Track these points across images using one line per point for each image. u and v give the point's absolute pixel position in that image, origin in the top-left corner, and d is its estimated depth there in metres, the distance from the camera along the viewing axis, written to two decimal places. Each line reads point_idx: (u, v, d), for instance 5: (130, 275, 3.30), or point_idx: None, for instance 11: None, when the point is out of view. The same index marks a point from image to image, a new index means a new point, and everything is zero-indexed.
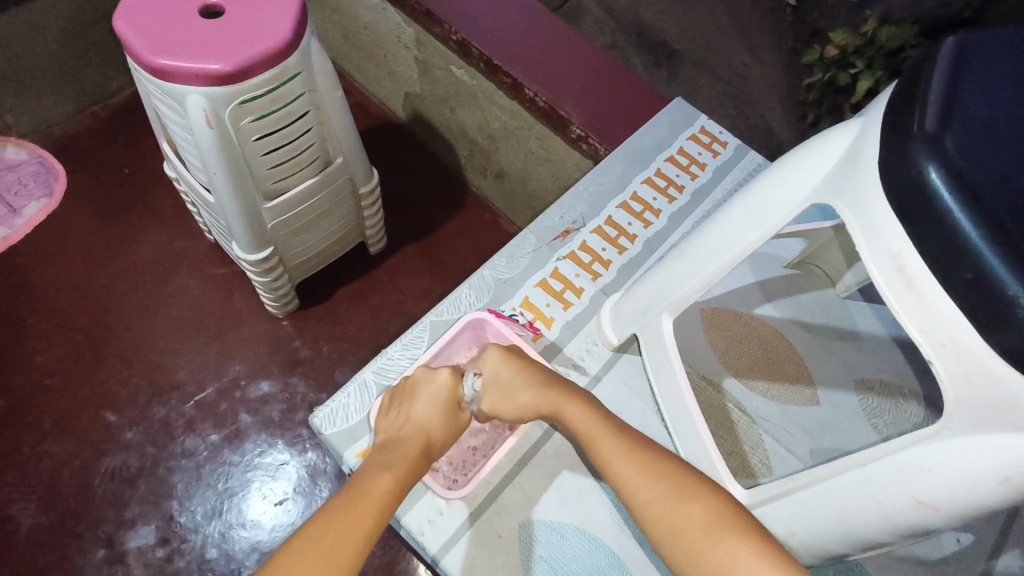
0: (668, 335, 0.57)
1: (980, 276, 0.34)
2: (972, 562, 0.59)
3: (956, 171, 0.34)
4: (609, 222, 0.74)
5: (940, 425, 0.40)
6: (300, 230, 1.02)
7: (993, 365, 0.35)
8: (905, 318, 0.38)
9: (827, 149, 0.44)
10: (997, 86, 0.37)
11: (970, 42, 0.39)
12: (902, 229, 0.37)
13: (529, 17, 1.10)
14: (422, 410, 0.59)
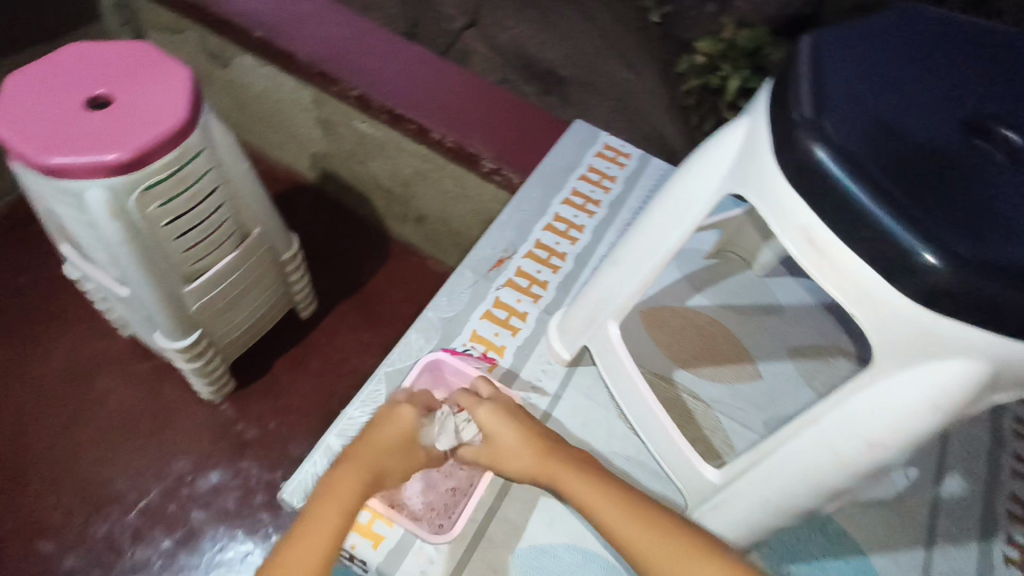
0: (616, 340, 0.60)
1: (873, 231, 0.38)
2: (920, 492, 0.65)
3: (836, 148, 0.39)
4: (538, 245, 0.76)
5: (874, 364, 0.43)
6: (226, 308, 0.99)
7: (904, 308, 0.39)
8: (823, 279, 0.42)
9: (720, 150, 0.48)
10: (855, 74, 0.43)
11: (823, 40, 0.44)
12: (804, 204, 0.41)
13: (422, 64, 1.14)
14: (376, 442, 0.57)
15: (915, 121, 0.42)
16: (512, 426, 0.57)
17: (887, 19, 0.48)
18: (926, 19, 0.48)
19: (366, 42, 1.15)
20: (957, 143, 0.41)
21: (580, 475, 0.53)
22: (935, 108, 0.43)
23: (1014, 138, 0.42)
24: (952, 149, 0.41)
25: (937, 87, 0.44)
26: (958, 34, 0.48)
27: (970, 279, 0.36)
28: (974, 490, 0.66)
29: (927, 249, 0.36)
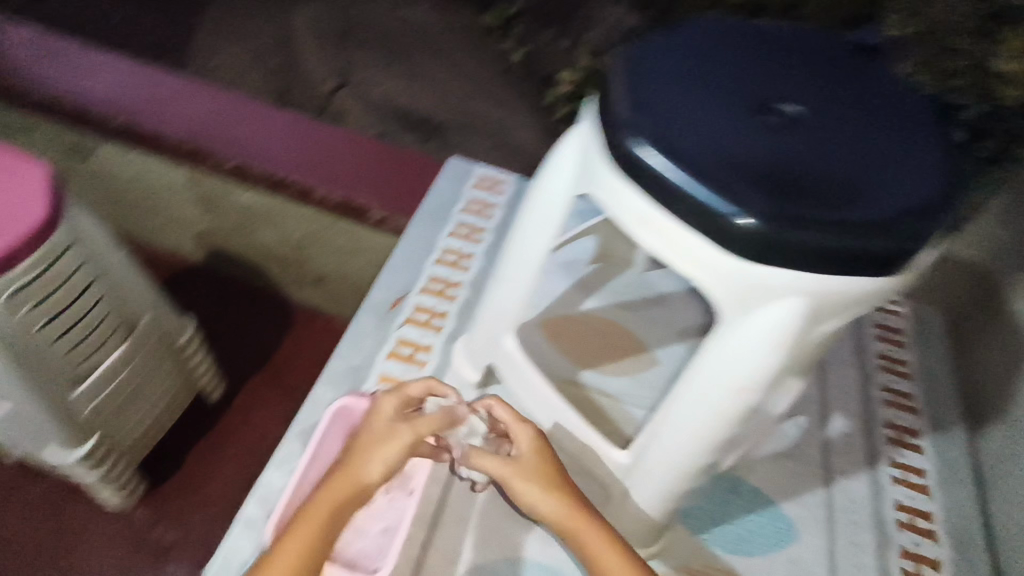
0: (513, 351, 0.62)
1: (696, 204, 0.39)
2: (811, 437, 0.72)
3: (649, 138, 0.41)
4: (432, 278, 0.78)
5: (719, 318, 0.43)
6: (124, 405, 0.95)
7: (730, 260, 0.40)
8: (660, 250, 0.42)
9: (562, 160, 0.50)
10: (660, 77, 0.46)
11: (628, 55, 0.48)
12: (634, 185, 0.42)
13: (295, 128, 1.16)
14: (370, 443, 0.51)
15: (711, 108, 0.44)
16: (538, 458, 0.53)
17: (669, 34, 0.51)
18: (707, 28, 0.52)
19: (236, 115, 1.16)
20: (750, 121, 0.44)
21: (596, 528, 0.50)
22: (726, 95, 0.45)
23: (792, 111, 0.45)
24: (748, 128, 0.43)
25: (727, 77, 0.47)
26: (729, 32, 0.52)
27: (783, 231, 0.38)
28: (856, 426, 0.74)
29: (742, 214, 0.38)
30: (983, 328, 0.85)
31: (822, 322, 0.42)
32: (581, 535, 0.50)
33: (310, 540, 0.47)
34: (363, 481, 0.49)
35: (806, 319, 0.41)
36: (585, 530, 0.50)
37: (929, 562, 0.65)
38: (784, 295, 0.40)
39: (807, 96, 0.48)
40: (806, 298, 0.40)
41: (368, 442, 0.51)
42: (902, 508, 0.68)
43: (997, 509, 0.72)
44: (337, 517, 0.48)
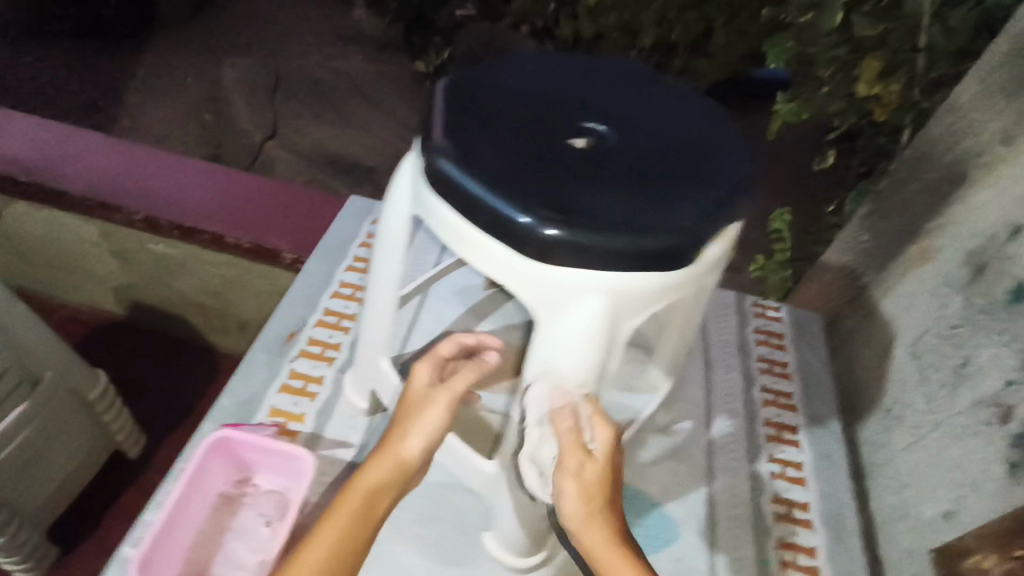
0: (391, 374, 0.64)
1: (490, 215, 0.43)
2: (697, 440, 0.76)
3: (457, 159, 0.44)
4: (328, 312, 0.80)
5: (537, 319, 0.46)
6: (28, 466, 0.95)
7: (535, 265, 0.43)
8: (475, 260, 0.45)
9: (399, 182, 0.52)
10: (476, 102, 0.48)
11: (450, 82, 0.50)
12: (444, 202, 0.45)
13: (207, 177, 1.17)
14: (421, 422, 0.49)
15: (518, 125, 0.47)
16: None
17: (493, 61, 0.54)
18: (532, 54, 0.56)
19: (145, 167, 1.17)
20: (556, 136, 0.47)
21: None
22: (539, 114, 0.48)
23: (601, 127, 0.48)
24: (555, 144, 0.46)
25: (542, 98, 0.50)
26: (551, 56, 0.55)
27: (566, 234, 0.41)
28: (737, 427, 0.78)
29: (542, 225, 0.41)
30: (856, 327, 0.90)
31: (627, 317, 0.45)
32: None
33: (360, 512, 0.44)
34: (413, 449, 0.48)
35: (610, 315, 0.44)
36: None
37: (806, 549, 0.68)
38: (581, 293, 0.43)
39: (622, 111, 0.51)
40: (602, 294, 0.43)
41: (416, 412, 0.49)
42: (779, 500, 0.72)
43: (880, 499, 0.77)
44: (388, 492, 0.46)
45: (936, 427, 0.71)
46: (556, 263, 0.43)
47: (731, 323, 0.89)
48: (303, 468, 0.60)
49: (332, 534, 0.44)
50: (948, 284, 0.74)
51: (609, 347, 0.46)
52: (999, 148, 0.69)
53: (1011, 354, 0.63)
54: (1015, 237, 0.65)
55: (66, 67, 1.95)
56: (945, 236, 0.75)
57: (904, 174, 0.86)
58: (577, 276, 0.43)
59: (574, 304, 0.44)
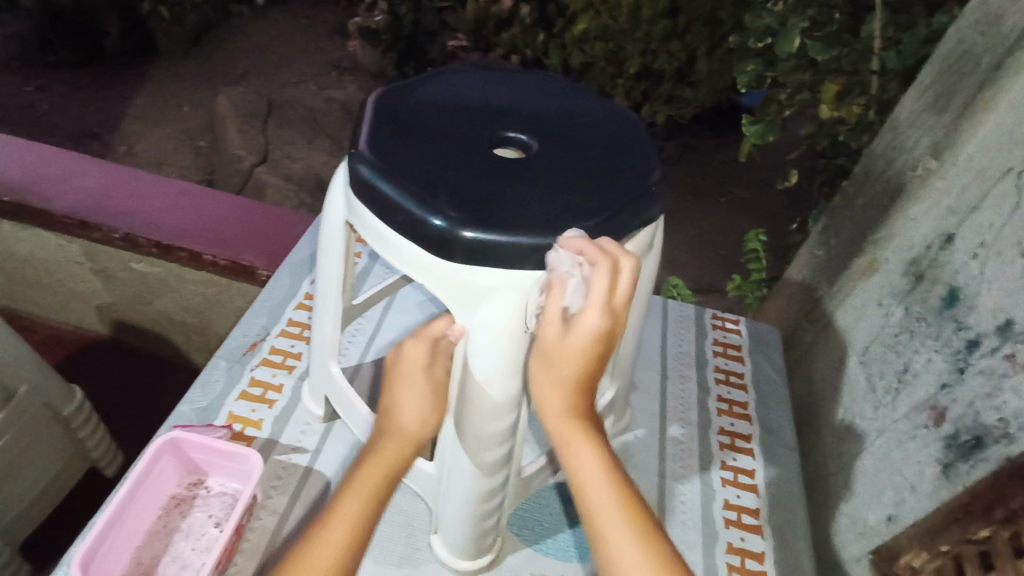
0: (340, 379, 0.66)
1: (406, 219, 0.45)
2: (650, 448, 0.77)
3: (378, 167, 0.46)
4: (291, 322, 0.82)
5: (460, 318, 0.48)
6: (1, 478, 0.96)
7: (455, 266, 0.45)
8: (397, 262, 0.48)
9: (333, 192, 0.54)
10: (401, 113, 0.51)
11: (378, 96, 0.52)
12: (368, 210, 0.48)
13: (188, 198, 1.21)
14: (415, 404, 0.53)
15: (440, 134, 0.49)
16: (576, 354, 0.46)
17: (422, 76, 0.57)
18: (461, 69, 0.58)
19: (129, 188, 1.21)
20: (475, 146, 0.49)
21: (596, 452, 0.47)
22: (461, 126, 0.51)
23: (521, 138, 0.51)
24: (474, 153, 0.48)
25: (466, 111, 0.53)
26: (480, 71, 0.58)
27: (476, 234, 0.43)
28: (692, 435, 0.79)
29: (458, 228, 0.43)
30: (813, 342, 0.92)
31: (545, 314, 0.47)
32: (580, 446, 0.47)
33: (376, 495, 0.50)
34: (417, 430, 0.53)
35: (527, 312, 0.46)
36: (582, 447, 0.47)
37: (754, 554, 0.69)
38: (497, 291, 0.46)
39: (545, 123, 0.54)
40: (515, 292, 0.46)
41: (411, 394, 0.53)
42: (729, 506, 0.73)
43: (835, 506, 0.78)
44: (395, 474, 0.51)
45: (880, 434, 0.72)
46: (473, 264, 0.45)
47: (688, 336, 0.92)
48: (251, 465, 0.62)
49: (351, 513, 0.48)
50: (893, 294, 0.76)
51: (526, 338, 0.48)
52: (931, 161, 0.73)
53: (944, 357, 0.65)
54: (948, 245, 0.68)
55: (65, 94, 2.01)
56: (890, 247, 0.78)
57: (854, 191, 0.90)
58: (490, 275, 0.45)
59: (489, 302, 0.46)
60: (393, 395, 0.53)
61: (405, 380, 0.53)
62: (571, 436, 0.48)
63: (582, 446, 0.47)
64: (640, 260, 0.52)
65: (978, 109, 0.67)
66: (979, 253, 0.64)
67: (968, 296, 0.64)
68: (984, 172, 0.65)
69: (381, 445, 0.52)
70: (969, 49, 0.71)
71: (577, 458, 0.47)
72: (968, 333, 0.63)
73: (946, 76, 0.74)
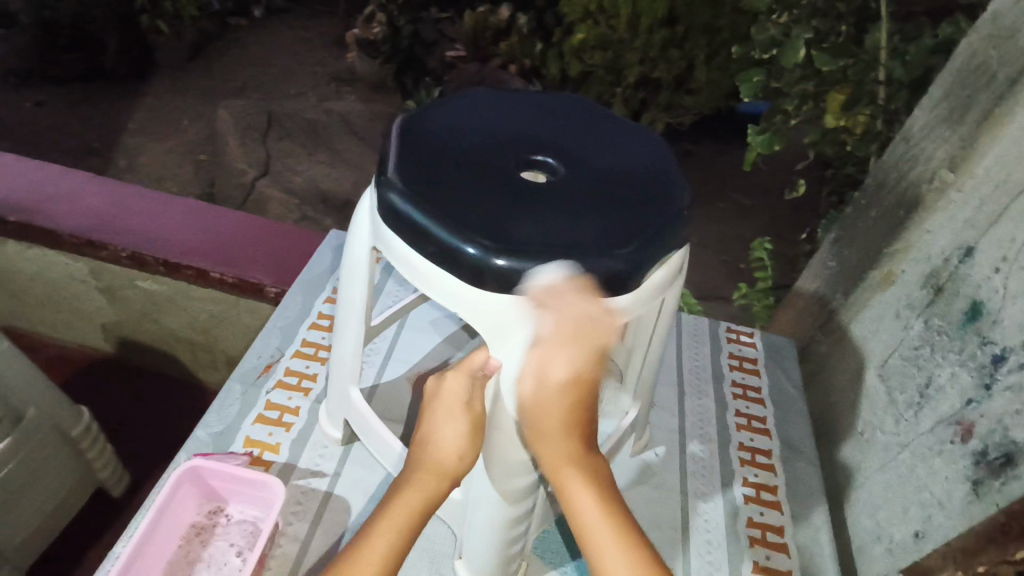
0: (361, 402, 0.65)
1: (439, 248, 0.44)
2: (671, 465, 0.77)
3: (409, 194, 0.45)
4: (305, 343, 0.81)
5: (493, 345, 0.48)
6: (8, 503, 0.95)
7: (489, 293, 0.45)
8: (428, 290, 0.47)
9: (359, 216, 0.53)
10: (428, 138, 0.50)
11: (402, 120, 0.52)
12: (399, 237, 0.48)
13: (194, 215, 1.20)
14: (452, 432, 0.52)
15: (468, 159, 0.49)
16: (559, 398, 0.48)
17: (445, 99, 0.56)
18: (483, 91, 0.58)
19: (134, 206, 1.20)
20: (503, 170, 0.49)
21: (586, 486, 0.49)
22: (488, 150, 0.51)
23: (549, 161, 0.51)
24: (503, 178, 0.48)
25: (492, 134, 0.52)
26: (501, 92, 0.58)
27: (510, 263, 0.43)
28: (711, 452, 0.79)
29: (492, 256, 0.43)
30: (829, 354, 0.91)
31: None
32: (569, 479, 0.49)
33: (407, 529, 0.49)
34: (453, 464, 0.51)
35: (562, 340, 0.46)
36: (574, 482, 0.49)
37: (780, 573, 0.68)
38: (531, 322, 0.46)
39: (571, 145, 0.53)
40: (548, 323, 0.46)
41: (448, 426, 0.52)
42: (753, 524, 0.72)
43: (858, 522, 0.77)
44: (427, 509, 0.50)
45: (904, 449, 0.72)
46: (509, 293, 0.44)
47: (704, 349, 0.91)
48: (273, 493, 0.61)
49: (392, 526, 0.48)
50: (911, 307, 0.76)
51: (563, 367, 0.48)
52: (947, 174, 0.72)
53: (969, 372, 0.65)
54: (967, 259, 0.68)
55: (64, 109, 2.00)
56: (907, 259, 0.78)
57: (867, 202, 0.89)
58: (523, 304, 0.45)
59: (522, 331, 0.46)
60: (431, 425, 0.53)
61: (443, 414, 0.53)
62: (559, 470, 0.50)
63: (573, 480, 0.50)
64: (670, 286, 0.52)
65: (995, 122, 0.67)
66: (1001, 267, 0.63)
67: (991, 311, 0.63)
68: (1003, 185, 0.64)
69: (414, 477, 0.51)
70: (983, 62, 0.71)
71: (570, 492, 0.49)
72: (992, 347, 0.62)
73: (958, 88, 0.74)
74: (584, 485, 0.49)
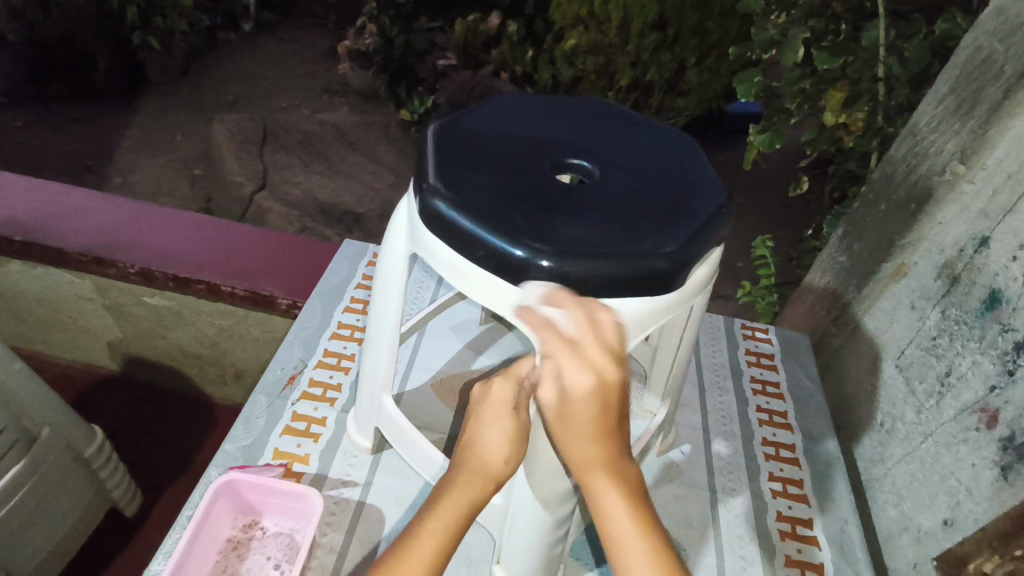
0: (393, 410, 0.65)
1: (485, 251, 0.46)
2: (697, 462, 0.77)
3: (453, 199, 0.47)
4: (327, 353, 0.81)
5: None
6: (24, 525, 0.94)
7: None
8: (471, 293, 0.49)
9: (397, 223, 0.55)
10: (464, 145, 0.53)
11: (438, 129, 0.54)
12: (444, 243, 0.49)
13: (202, 230, 1.20)
14: (499, 435, 0.52)
15: (507, 165, 0.51)
16: (586, 409, 0.46)
17: (475, 108, 0.59)
18: (511, 100, 0.61)
19: (141, 223, 1.19)
20: (541, 174, 0.51)
21: (617, 492, 0.47)
22: (523, 156, 0.53)
23: (582, 165, 0.53)
24: (541, 181, 0.50)
25: (524, 141, 0.55)
26: (528, 101, 0.61)
27: (556, 265, 0.44)
28: (736, 447, 0.79)
29: (538, 257, 0.44)
30: (843, 346, 0.92)
31: None
32: (599, 482, 0.47)
33: (452, 529, 0.48)
34: (498, 467, 0.51)
35: None
36: (606, 490, 0.47)
37: (813, 566, 0.69)
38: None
39: (601, 151, 0.56)
40: None
41: (494, 429, 0.52)
42: (783, 518, 0.73)
43: (881, 511, 0.79)
44: (471, 510, 0.50)
45: (927, 437, 0.73)
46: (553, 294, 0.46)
47: (720, 346, 0.92)
48: (311, 503, 0.61)
49: (444, 524, 0.48)
50: (926, 297, 0.77)
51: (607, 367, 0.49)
52: (959, 166, 0.74)
53: (991, 360, 0.66)
54: (982, 249, 0.69)
55: (56, 127, 1.98)
56: (919, 251, 0.79)
57: (876, 196, 0.91)
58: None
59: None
60: (477, 427, 0.54)
61: (490, 416, 0.53)
62: (585, 469, 0.48)
63: (601, 481, 0.47)
64: (701, 293, 0.53)
65: (1006, 114, 0.68)
66: (1018, 256, 0.64)
67: (1011, 299, 0.64)
68: (1016, 176, 0.66)
69: (460, 479, 0.51)
70: (989, 57, 0.72)
71: (597, 493, 0.47)
72: (1014, 335, 0.64)
73: (965, 82, 0.76)
74: (616, 494, 0.47)
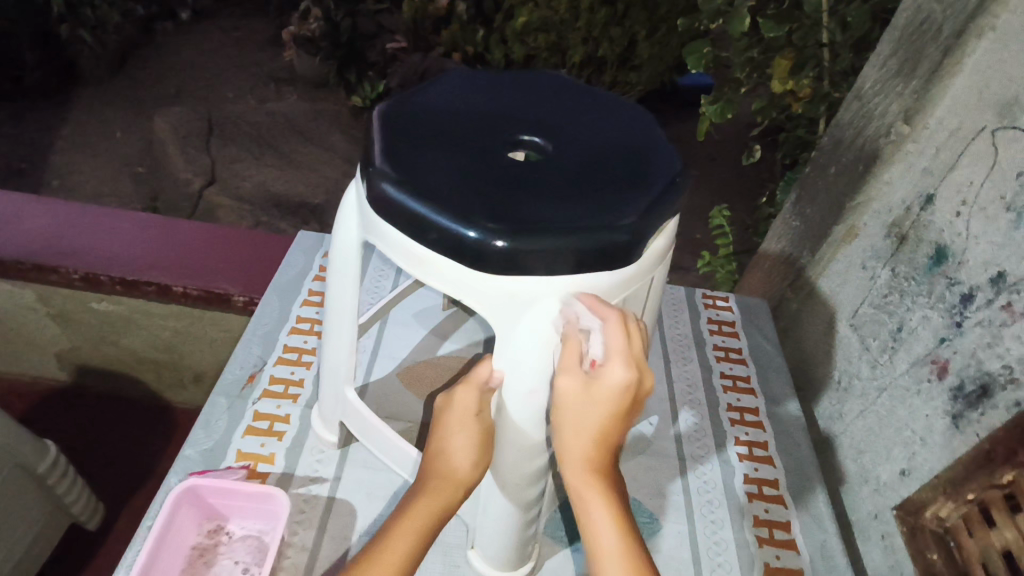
0: (357, 402, 0.64)
1: (440, 234, 0.45)
2: (666, 431, 0.78)
3: (403, 181, 0.46)
4: (287, 349, 0.79)
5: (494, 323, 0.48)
6: None
7: (493, 278, 0.46)
8: (429, 280, 0.48)
9: (348, 211, 0.53)
10: (413, 126, 0.51)
11: (387, 110, 0.53)
12: (395, 229, 0.48)
13: (148, 230, 1.15)
14: (461, 451, 0.52)
15: (458, 143, 0.50)
16: (596, 404, 0.49)
17: (425, 86, 0.57)
18: (461, 77, 0.59)
19: (82, 225, 1.14)
20: (492, 151, 0.50)
21: (602, 499, 0.50)
22: (475, 133, 0.52)
23: (535, 141, 0.52)
24: (494, 160, 0.49)
25: (476, 118, 0.53)
26: (480, 78, 0.59)
27: (513, 244, 0.43)
28: (702, 415, 0.80)
29: (495, 236, 0.43)
30: (800, 310, 0.94)
31: None
32: (586, 489, 0.50)
33: (419, 536, 0.50)
34: (466, 474, 0.52)
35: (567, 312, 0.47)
36: (591, 495, 0.50)
37: (780, 524, 0.70)
38: (539, 296, 0.46)
39: (555, 125, 0.55)
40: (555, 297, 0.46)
41: (460, 437, 0.52)
42: (750, 480, 0.74)
43: (842, 466, 0.81)
44: (436, 522, 0.51)
45: (883, 392, 0.75)
46: (512, 275, 0.45)
47: (683, 317, 0.93)
48: (278, 504, 0.60)
49: (408, 542, 0.49)
50: (876, 257, 0.79)
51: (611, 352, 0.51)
52: (903, 126, 0.75)
53: (939, 314, 0.68)
54: (927, 206, 0.71)
55: None
56: (868, 212, 0.81)
57: (826, 161, 0.92)
58: (533, 283, 0.46)
59: (535, 309, 0.47)
60: (443, 437, 0.53)
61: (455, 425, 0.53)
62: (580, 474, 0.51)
63: (591, 493, 0.50)
64: (657, 267, 0.53)
65: (945, 74, 0.69)
66: (961, 211, 0.66)
67: (956, 254, 0.67)
68: (957, 133, 0.68)
69: (425, 489, 0.52)
70: (928, 17, 0.73)
71: (586, 499, 0.50)
72: (960, 287, 0.66)
73: (907, 43, 0.77)
74: (601, 501, 0.50)
